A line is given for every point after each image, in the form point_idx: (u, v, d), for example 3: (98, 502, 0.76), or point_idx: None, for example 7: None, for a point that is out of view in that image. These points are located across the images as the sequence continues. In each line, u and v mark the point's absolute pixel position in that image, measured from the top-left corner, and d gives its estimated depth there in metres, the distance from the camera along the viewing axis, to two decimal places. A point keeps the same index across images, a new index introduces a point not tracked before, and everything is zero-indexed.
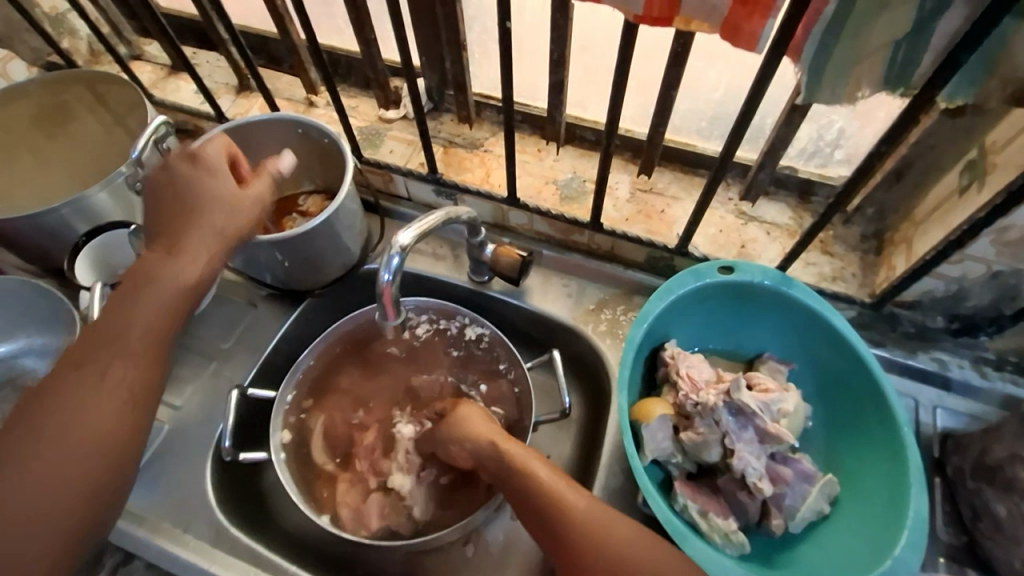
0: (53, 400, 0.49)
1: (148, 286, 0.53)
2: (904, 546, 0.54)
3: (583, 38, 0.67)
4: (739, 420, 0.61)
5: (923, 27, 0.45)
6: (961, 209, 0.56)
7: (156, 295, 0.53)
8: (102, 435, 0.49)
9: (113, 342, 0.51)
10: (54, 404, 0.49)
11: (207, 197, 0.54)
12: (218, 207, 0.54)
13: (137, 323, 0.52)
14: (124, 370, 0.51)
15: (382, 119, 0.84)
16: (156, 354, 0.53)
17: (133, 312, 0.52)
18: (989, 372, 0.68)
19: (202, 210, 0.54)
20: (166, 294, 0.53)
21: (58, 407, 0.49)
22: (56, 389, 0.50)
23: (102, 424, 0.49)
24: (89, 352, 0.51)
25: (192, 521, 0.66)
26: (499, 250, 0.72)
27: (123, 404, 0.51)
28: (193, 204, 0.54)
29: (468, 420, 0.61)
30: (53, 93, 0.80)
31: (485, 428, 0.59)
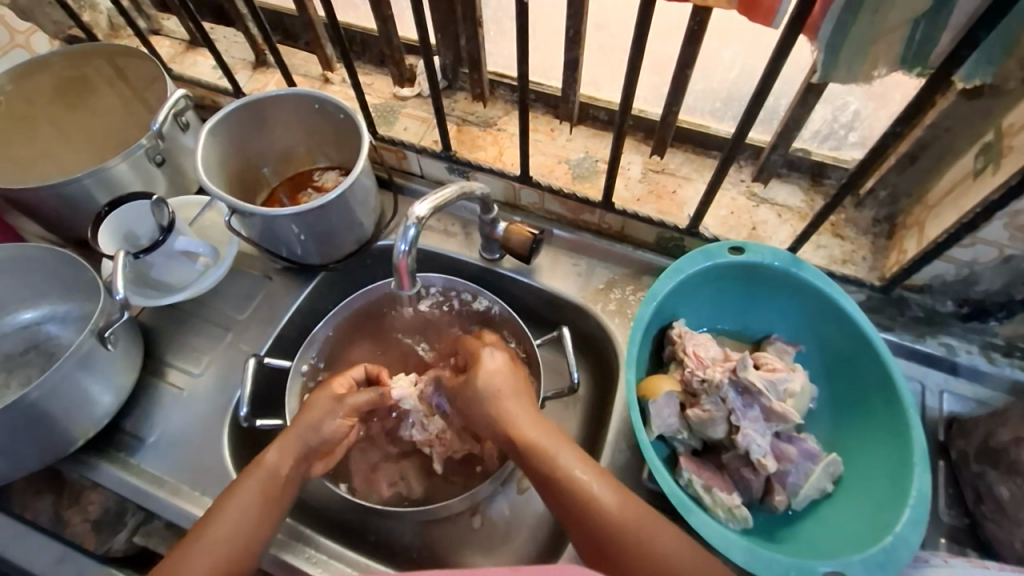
0: (222, 519, 0.54)
1: (265, 517, 0.55)
2: (906, 523, 0.55)
3: (599, 15, 0.67)
4: (745, 399, 0.62)
5: (942, 5, 0.45)
6: (975, 192, 0.56)
7: (262, 518, 0.55)
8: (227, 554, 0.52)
9: (224, 531, 0.53)
10: (223, 517, 0.54)
11: (308, 416, 0.61)
12: (311, 426, 0.60)
13: (252, 526, 0.54)
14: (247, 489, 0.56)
15: (396, 96, 0.84)
16: (286, 450, 0.58)
17: (245, 520, 0.54)
18: (997, 358, 0.68)
19: (308, 411, 0.61)
20: (269, 514, 0.56)
21: (197, 548, 0.52)
22: (214, 520, 0.54)
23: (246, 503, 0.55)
24: (209, 529, 0.53)
25: (208, 483, 0.68)
26: (511, 228, 0.73)
27: (260, 491, 0.56)
28: (298, 449, 0.59)
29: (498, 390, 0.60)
30: (74, 67, 0.81)
31: (505, 403, 0.59)
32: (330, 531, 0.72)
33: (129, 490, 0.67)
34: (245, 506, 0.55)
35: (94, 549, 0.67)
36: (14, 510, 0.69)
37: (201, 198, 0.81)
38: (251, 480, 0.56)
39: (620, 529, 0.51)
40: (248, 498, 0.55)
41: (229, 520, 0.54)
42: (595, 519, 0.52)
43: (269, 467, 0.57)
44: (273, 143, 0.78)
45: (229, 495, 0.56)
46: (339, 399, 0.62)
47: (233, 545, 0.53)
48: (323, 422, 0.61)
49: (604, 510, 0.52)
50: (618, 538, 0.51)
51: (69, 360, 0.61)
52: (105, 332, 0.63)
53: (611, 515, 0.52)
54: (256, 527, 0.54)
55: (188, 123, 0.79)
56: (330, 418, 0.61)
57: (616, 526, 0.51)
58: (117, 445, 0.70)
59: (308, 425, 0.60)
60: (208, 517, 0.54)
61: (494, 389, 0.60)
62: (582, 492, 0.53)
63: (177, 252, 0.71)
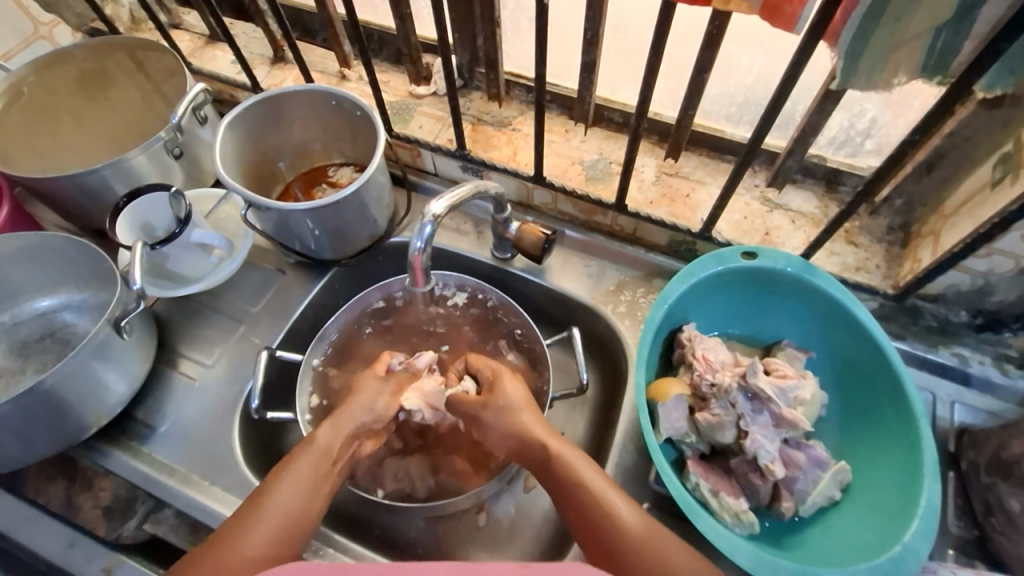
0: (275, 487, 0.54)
1: (317, 490, 0.55)
2: (915, 533, 0.55)
3: (618, 18, 0.66)
4: (754, 404, 0.62)
5: (965, 15, 0.45)
6: (992, 202, 0.56)
7: (316, 489, 0.55)
8: (288, 514, 0.52)
9: (281, 499, 0.53)
10: (278, 486, 0.54)
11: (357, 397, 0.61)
12: (362, 405, 0.61)
13: (309, 498, 0.54)
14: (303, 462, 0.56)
15: (412, 95, 0.85)
16: (337, 432, 0.59)
17: (299, 493, 0.54)
18: (1010, 370, 0.67)
19: (357, 394, 0.62)
20: (319, 489, 0.55)
21: (255, 515, 0.52)
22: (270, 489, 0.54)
23: (300, 470, 0.55)
24: (268, 497, 0.53)
25: (218, 472, 0.68)
26: (524, 228, 0.73)
27: (312, 466, 0.56)
28: (347, 429, 0.59)
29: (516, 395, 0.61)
30: (96, 58, 0.82)
31: (528, 416, 0.59)
32: (332, 522, 0.73)
33: (141, 479, 0.68)
34: (301, 478, 0.55)
35: (104, 536, 0.68)
36: (28, 495, 0.70)
37: (216, 191, 0.82)
38: (304, 454, 0.56)
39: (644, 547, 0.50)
40: (302, 468, 0.55)
41: (287, 489, 0.53)
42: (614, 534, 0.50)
43: (320, 445, 0.57)
44: (290, 138, 0.79)
45: (284, 467, 0.55)
46: (385, 378, 0.64)
47: (289, 514, 0.52)
48: (370, 402, 0.61)
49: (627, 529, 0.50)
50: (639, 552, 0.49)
51: (85, 347, 0.61)
52: (120, 321, 0.64)
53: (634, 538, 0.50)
54: (309, 496, 0.54)
55: (206, 117, 0.80)
56: (378, 395, 0.62)
57: (639, 544, 0.50)
58: (129, 434, 0.71)
59: (359, 403, 0.61)
60: (264, 486, 0.54)
61: (522, 401, 0.60)
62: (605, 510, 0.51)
63: (192, 244, 0.72)
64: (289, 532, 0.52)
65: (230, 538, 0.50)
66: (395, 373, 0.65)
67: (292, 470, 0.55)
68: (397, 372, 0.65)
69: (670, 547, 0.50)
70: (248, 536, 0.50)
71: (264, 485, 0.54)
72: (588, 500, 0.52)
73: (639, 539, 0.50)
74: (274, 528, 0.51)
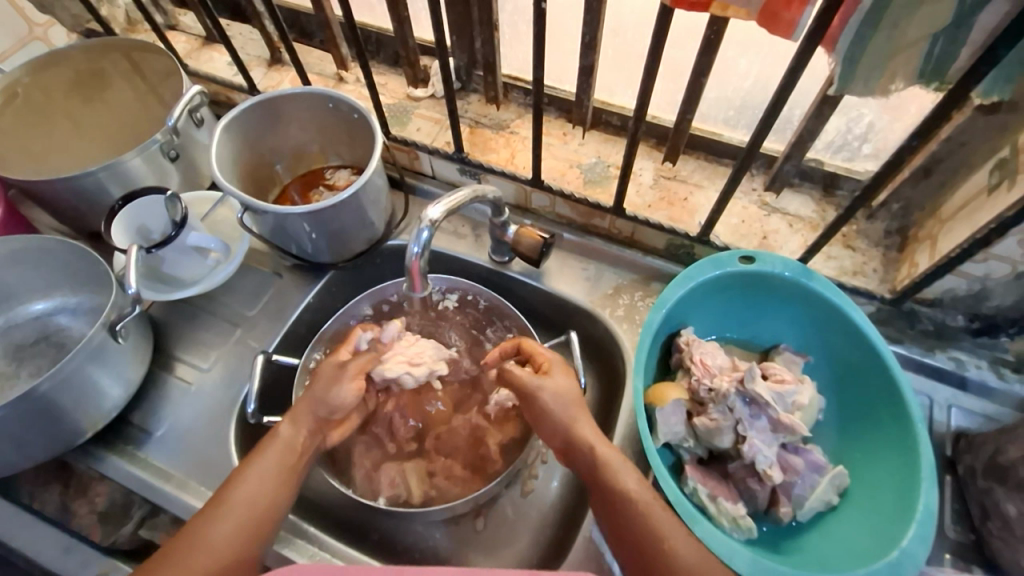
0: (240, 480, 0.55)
1: (283, 483, 0.56)
2: (912, 538, 0.55)
3: (615, 22, 0.66)
4: (752, 409, 0.62)
5: (963, 22, 0.45)
6: (988, 208, 0.56)
7: (281, 482, 0.56)
8: (253, 508, 0.54)
9: (245, 492, 0.54)
10: (244, 480, 0.55)
11: (314, 387, 0.62)
12: (318, 396, 0.61)
13: (274, 491, 0.56)
14: (268, 457, 0.57)
15: (410, 97, 0.85)
16: (298, 423, 0.60)
17: (265, 485, 0.55)
18: (1007, 374, 0.68)
19: (315, 384, 0.62)
20: (284, 481, 0.57)
21: (219, 508, 0.53)
22: (235, 483, 0.55)
23: (264, 463, 0.56)
24: (233, 490, 0.54)
25: (215, 478, 0.68)
26: (521, 231, 0.73)
27: (277, 460, 0.57)
28: (307, 417, 0.61)
29: (567, 395, 0.60)
30: (92, 60, 0.82)
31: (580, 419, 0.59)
32: (331, 527, 0.72)
33: (136, 484, 0.68)
34: (266, 471, 0.56)
35: (98, 541, 0.68)
36: (23, 500, 0.70)
37: (213, 194, 0.81)
38: (270, 448, 0.58)
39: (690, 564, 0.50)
40: (269, 462, 0.57)
41: (252, 483, 0.55)
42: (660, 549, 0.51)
43: (285, 439, 0.59)
44: (287, 140, 0.78)
45: (249, 461, 0.57)
46: (340, 365, 0.63)
47: (253, 507, 0.54)
48: (331, 388, 0.61)
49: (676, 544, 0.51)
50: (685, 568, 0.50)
51: (80, 352, 0.61)
52: (116, 325, 0.64)
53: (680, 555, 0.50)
54: (274, 488, 0.56)
55: (203, 119, 0.80)
56: (338, 385, 0.62)
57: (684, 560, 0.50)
58: (125, 438, 0.71)
59: (316, 395, 0.61)
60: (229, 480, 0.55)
61: (572, 403, 0.60)
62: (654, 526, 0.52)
63: (189, 247, 0.72)
64: (256, 525, 0.53)
65: (193, 532, 0.52)
66: (354, 357, 0.64)
67: (255, 464, 0.56)
68: (357, 356, 0.64)
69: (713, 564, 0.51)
70: (213, 530, 0.52)
71: (228, 480, 0.56)
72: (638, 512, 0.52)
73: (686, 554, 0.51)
74: (238, 521, 0.53)
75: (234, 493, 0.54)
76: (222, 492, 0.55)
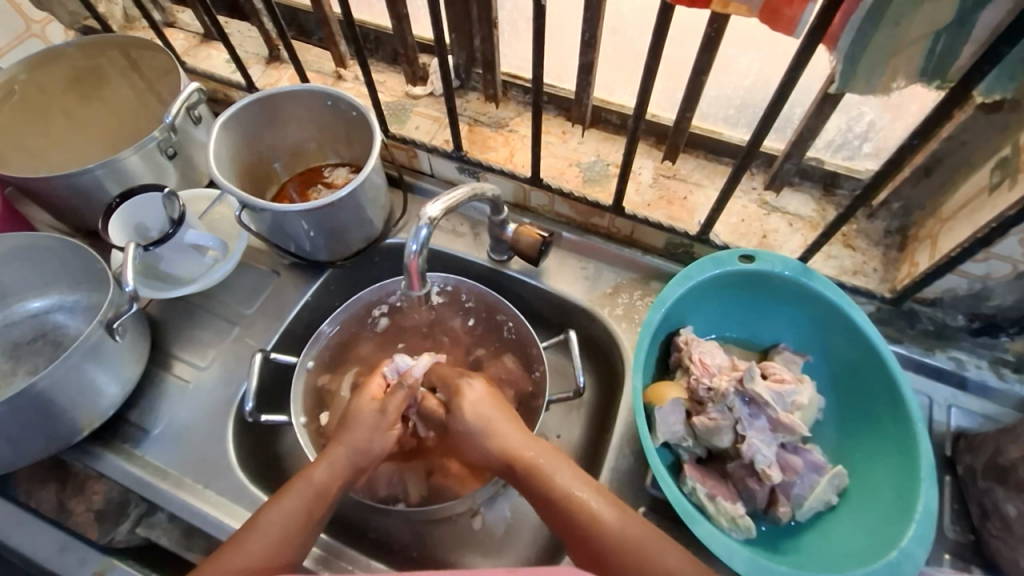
0: (264, 523, 0.53)
1: (304, 530, 0.53)
2: (911, 538, 0.55)
3: (615, 19, 0.66)
4: (751, 408, 0.62)
5: (965, 19, 0.44)
6: (990, 207, 0.55)
7: (301, 531, 0.53)
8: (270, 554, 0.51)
9: (261, 540, 0.52)
10: (266, 525, 0.53)
11: (352, 434, 0.60)
12: (358, 445, 0.59)
13: (291, 539, 0.53)
14: (295, 501, 0.54)
15: (409, 95, 0.84)
16: (334, 466, 0.57)
17: (282, 530, 0.53)
18: (1006, 374, 0.67)
19: (351, 430, 0.60)
20: (306, 530, 0.54)
21: (237, 551, 0.51)
22: (257, 525, 0.53)
23: (287, 509, 0.54)
24: (249, 537, 0.52)
25: (212, 477, 0.68)
26: (520, 230, 0.73)
27: (301, 505, 0.54)
28: (346, 466, 0.58)
29: (472, 403, 0.61)
30: (89, 57, 0.81)
31: (498, 423, 0.59)
32: (328, 525, 0.72)
33: (132, 482, 0.68)
34: (287, 515, 0.53)
35: (95, 540, 0.67)
36: (18, 498, 0.70)
37: (211, 192, 0.81)
38: (298, 491, 0.55)
39: (624, 547, 0.50)
40: (290, 507, 0.54)
41: (267, 529, 0.52)
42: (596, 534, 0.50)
43: (316, 484, 0.56)
44: (285, 138, 0.78)
45: (274, 503, 0.54)
46: (381, 411, 0.61)
47: (263, 555, 0.51)
48: (371, 436, 0.60)
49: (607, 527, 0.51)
50: (622, 554, 0.49)
51: (77, 350, 0.61)
52: (113, 323, 0.63)
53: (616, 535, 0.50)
54: (293, 535, 0.53)
55: (201, 117, 0.79)
56: (377, 434, 0.60)
57: (621, 543, 0.50)
58: (121, 436, 0.71)
59: (355, 443, 0.59)
60: (248, 524, 0.53)
61: (485, 411, 0.60)
62: (585, 512, 0.51)
63: (186, 245, 0.72)
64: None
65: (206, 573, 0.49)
66: (392, 397, 0.62)
67: (278, 508, 0.54)
68: (393, 395, 0.63)
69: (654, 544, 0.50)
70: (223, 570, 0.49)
71: (251, 522, 0.53)
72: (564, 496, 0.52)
73: (617, 537, 0.50)
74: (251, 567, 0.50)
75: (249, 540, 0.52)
76: (239, 537, 0.52)
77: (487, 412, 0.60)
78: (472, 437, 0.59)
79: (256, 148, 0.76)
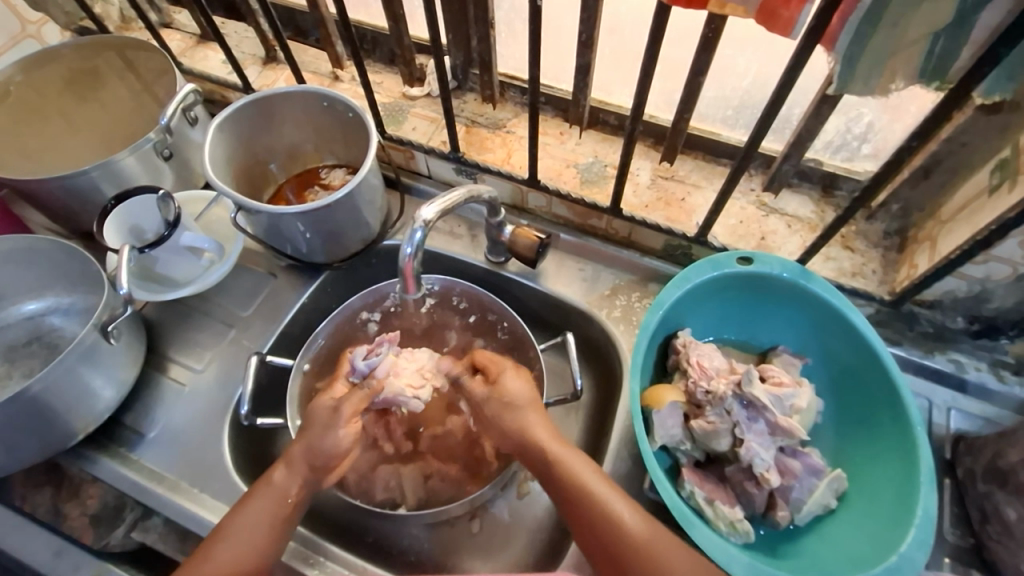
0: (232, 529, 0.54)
1: (273, 533, 0.55)
2: (911, 543, 0.54)
3: (613, 20, 0.66)
4: (750, 412, 0.61)
5: (964, 20, 0.44)
6: (990, 209, 0.55)
7: (271, 535, 0.55)
8: (240, 561, 0.53)
9: (231, 546, 0.53)
10: (234, 531, 0.54)
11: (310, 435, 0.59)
12: (313, 443, 0.58)
13: (261, 541, 0.54)
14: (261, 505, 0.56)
15: (406, 96, 0.84)
16: (296, 467, 0.58)
17: (253, 535, 0.54)
18: (1007, 377, 0.67)
19: (310, 429, 0.60)
20: (274, 532, 0.55)
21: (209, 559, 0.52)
22: (225, 532, 0.54)
23: (253, 513, 0.55)
24: (220, 542, 0.53)
25: (208, 481, 0.67)
26: (518, 231, 0.72)
27: (269, 509, 0.55)
28: (302, 465, 0.58)
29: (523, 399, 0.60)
30: (86, 58, 0.81)
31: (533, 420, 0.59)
32: (326, 529, 0.72)
33: (127, 486, 0.67)
34: (256, 520, 0.55)
35: (91, 544, 0.67)
36: (14, 502, 0.70)
37: (208, 194, 0.81)
38: (262, 494, 0.56)
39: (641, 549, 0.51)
40: (259, 511, 0.55)
41: (238, 536, 0.54)
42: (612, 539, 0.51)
43: (277, 485, 0.57)
44: (282, 140, 0.78)
45: (240, 508, 0.55)
46: (335, 409, 0.60)
47: (235, 559, 0.53)
48: (323, 435, 0.59)
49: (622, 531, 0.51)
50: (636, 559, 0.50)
51: (73, 352, 0.61)
52: (108, 326, 0.63)
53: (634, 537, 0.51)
54: (261, 539, 0.54)
55: (197, 118, 0.79)
56: (330, 431, 0.59)
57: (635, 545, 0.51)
58: (117, 439, 0.70)
59: (311, 440, 0.59)
60: (218, 529, 0.54)
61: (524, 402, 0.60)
62: (604, 515, 0.52)
63: (182, 247, 0.71)
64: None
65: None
66: (350, 396, 0.61)
67: (244, 514, 0.55)
68: (352, 394, 0.62)
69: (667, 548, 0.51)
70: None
71: (220, 528, 0.55)
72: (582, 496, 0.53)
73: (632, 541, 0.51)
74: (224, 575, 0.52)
75: (221, 547, 0.53)
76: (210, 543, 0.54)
77: (514, 402, 0.60)
78: (502, 419, 0.60)
79: (252, 149, 0.75)
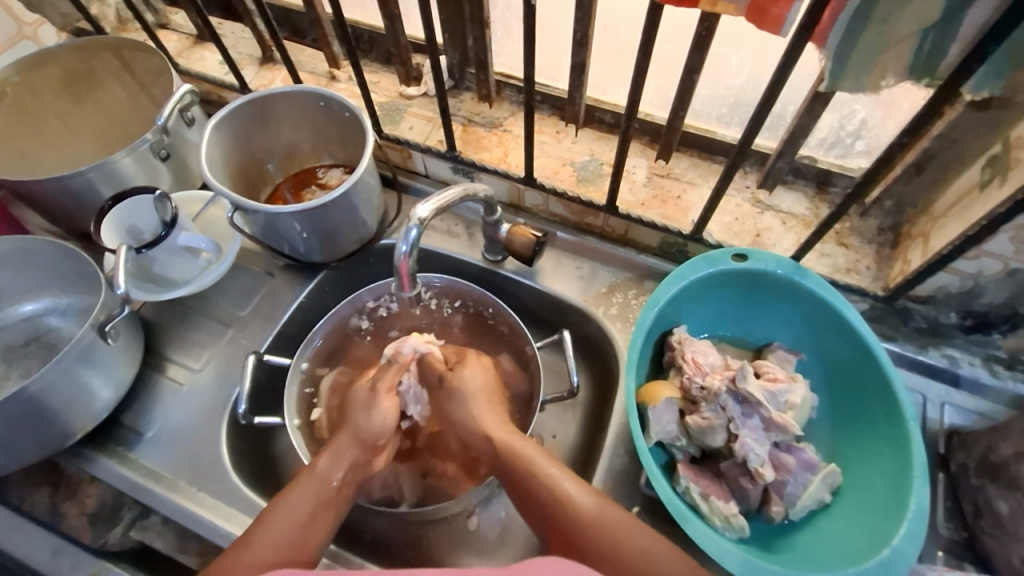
0: (279, 512, 0.53)
1: (320, 517, 0.54)
2: (903, 537, 0.55)
3: (607, 19, 0.66)
4: (744, 408, 0.62)
5: (953, 17, 0.44)
6: (981, 204, 0.55)
7: (316, 519, 0.53)
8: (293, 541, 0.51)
9: (270, 540, 0.51)
10: (280, 516, 0.53)
11: (358, 418, 0.61)
12: (357, 431, 0.60)
13: (309, 524, 0.53)
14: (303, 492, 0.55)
15: (403, 95, 0.84)
16: (337, 458, 0.58)
17: (290, 527, 0.52)
18: (999, 371, 0.68)
19: (351, 418, 0.62)
20: (319, 517, 0.54)
21: (256, 540, 0.51)
22: (271, 517, 0.53)
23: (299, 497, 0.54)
24: (264, 527, 0.52)
25: (206, 479, 0.68)
26: (514, 230, 0.73)
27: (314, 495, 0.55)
28: (348, 453, 0.59)
29: (472, 380, 0.63)
30: (82, 59, 0.81)
31: (482, 403, 0.62)
32: None
33: (126, 485, 0.68)
34: (295, 513, 0.53)
35: (89, 543, 0.67)
36: (12, 502, 0.70)
37: (204, 194, 0.81)
38: (305, 484, 0.55)
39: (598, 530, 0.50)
40: (300, 500, 0.54)
41: (285, 522, 0.52)
42: (570, 525, 0.50)
43: (320, 473, 0.56)
44: (279, 140, 0.78)
45: (284, 495, 0.55)
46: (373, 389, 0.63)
47: (285, 545, 0.51)
48: (368, 416, 0.61)
49: (582, 514, 0.50)
50: (595, 543, 0.49)
51: (70, 352, 0.61)
52: (105, 326, 0.63)
53: (591, 519, 0.50)
54: (309, 521, 0.53)
55: (194, 118, 0.79)
56: (373, 409, 0.61)
57: (594, 529, 0.50)
58: (115, 439, 0.71)
59: (354, 428, 0.60)
60: (258, 524, 0.52)
61: (476, 384, 0.63)
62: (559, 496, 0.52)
63: (179, 247, 0.71)
64: (290, 558, 0.50)
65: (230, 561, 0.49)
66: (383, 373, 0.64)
67: (289, 501, 0.54)
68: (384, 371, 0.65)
69: (626, 527, 0.50)
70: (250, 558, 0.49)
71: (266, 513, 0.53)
72: (543, 490, 0.53)
73: (593, 523, 0.50)
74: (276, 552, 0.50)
75: (263, 536, 0.51)
76: (253, 531, 0.52)
77: (475, 403, 0.62)
78: (461, 411, 0.62)
79: (248, 149, 0.76)
